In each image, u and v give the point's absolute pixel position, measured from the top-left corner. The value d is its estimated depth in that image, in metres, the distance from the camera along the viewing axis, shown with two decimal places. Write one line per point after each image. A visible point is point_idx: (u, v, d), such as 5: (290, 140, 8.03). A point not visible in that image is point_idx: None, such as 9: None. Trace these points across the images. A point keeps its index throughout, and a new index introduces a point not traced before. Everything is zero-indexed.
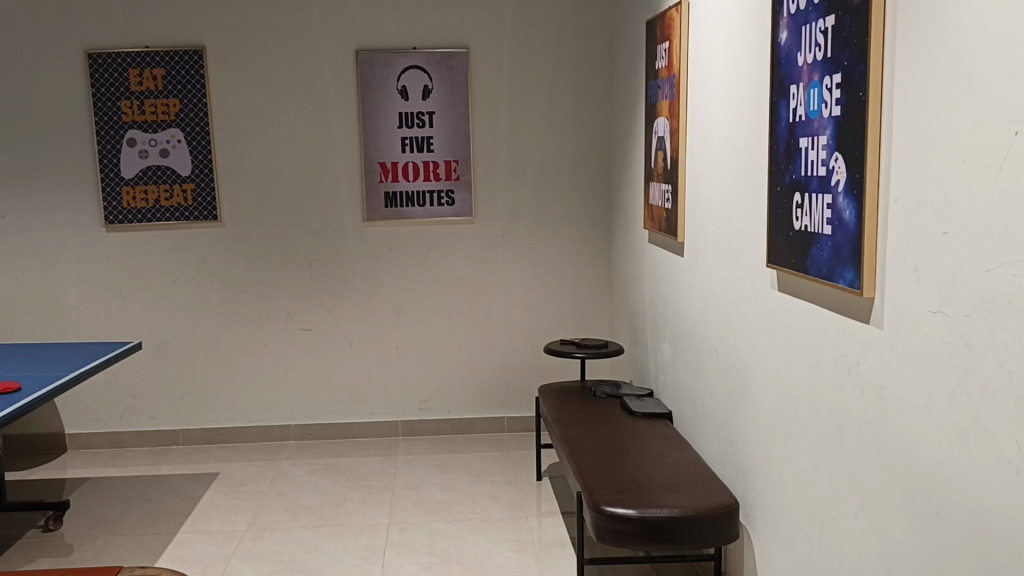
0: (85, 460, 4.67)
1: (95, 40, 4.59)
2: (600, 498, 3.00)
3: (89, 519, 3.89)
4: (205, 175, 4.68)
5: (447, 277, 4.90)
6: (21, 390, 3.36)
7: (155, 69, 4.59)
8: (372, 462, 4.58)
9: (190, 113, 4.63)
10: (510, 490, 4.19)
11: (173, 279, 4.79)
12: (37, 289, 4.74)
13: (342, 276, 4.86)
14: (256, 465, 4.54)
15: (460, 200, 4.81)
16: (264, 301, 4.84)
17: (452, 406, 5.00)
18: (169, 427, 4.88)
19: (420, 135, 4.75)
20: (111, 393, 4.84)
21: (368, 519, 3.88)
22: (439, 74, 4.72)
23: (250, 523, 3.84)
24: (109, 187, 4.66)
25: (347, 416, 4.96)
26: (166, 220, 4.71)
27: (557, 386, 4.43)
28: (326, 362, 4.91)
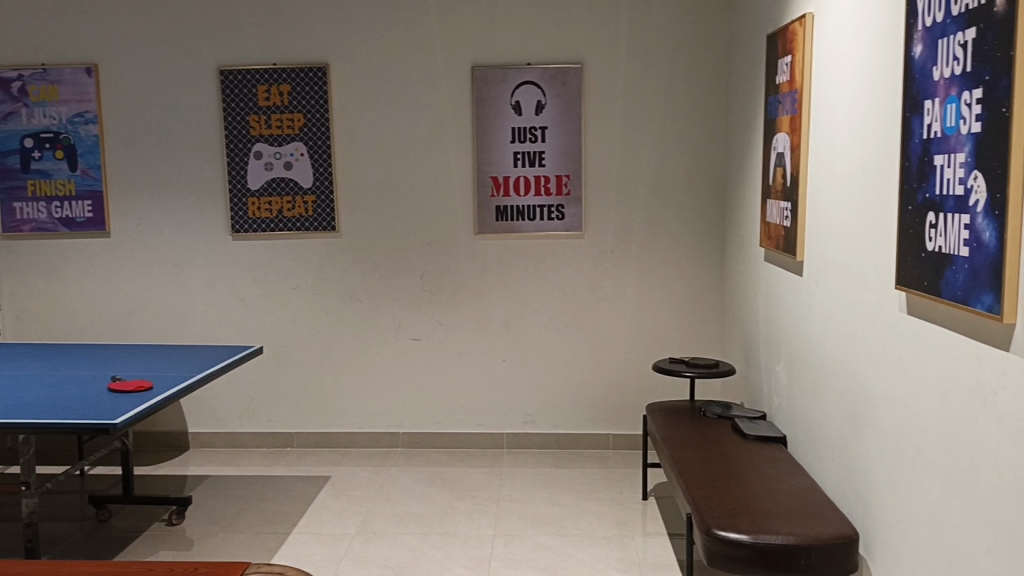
0: (206, 458, 4.88)
1: (227, 57, 4.82)
2: (712, 521, 2.94)
3: (209, 515, 4.06)
4: (325, 186, 4.84)
5: (555, 291, 4.91)
6: (153, 389, 3.54)
7: (281, 85, 4.78)
8: (478, 473, 4.61)
9: (313, 127, 4.80)
10: (616, 508, 4.14)
11: (292, 287, 4.96)
12: (168, 293, 4.99)
13: (452, 288, 4.93)
14: (365, 471, 4.64)
15: (571, 214, 4.81)
16: (377, 311, 4.96)
17: (557, 421, 4.98)
18: (284, 430, 5.04)
19: (533, 150, 4.78)
20: (231, 395, 5.04)
21: (474, 529, 3.91)
22: (553, 89, 4.74)
23: (360, 527, 3.93)
24: (236, 198, 4.87)
25: (454, 426, 5.02)
26: (287, 230, 4.89)
27: (666, 405, 4.36)
28: (435, 372, 4.99)
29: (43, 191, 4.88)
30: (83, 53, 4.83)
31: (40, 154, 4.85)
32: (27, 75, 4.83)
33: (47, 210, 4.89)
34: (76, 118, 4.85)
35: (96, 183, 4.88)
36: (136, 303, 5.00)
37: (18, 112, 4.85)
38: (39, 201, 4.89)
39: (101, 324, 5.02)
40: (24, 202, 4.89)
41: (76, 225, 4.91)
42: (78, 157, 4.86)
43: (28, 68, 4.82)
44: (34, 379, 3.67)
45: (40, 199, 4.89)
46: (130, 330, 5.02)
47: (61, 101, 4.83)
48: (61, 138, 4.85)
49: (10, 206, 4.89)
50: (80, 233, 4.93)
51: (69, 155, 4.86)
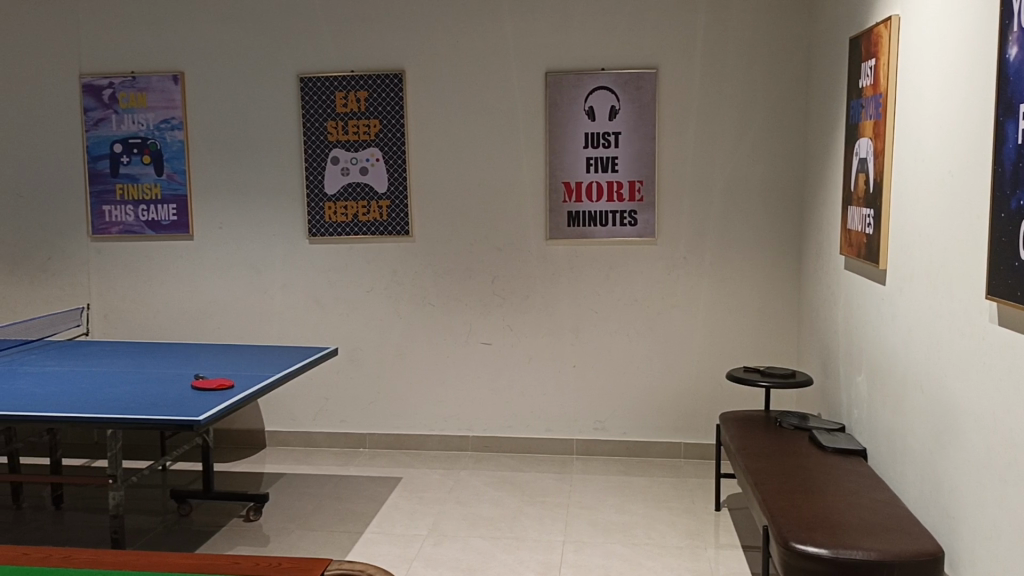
0: (281, 456, 4.98)
1: (306, 64, 4.92)
2: (790, 535, 2.87)
3: (284, 512, 4.15)
4: (399, 191, 4.91)
5: (627, 298, 4.87)
6: (234, 387, 3.63)
7: (358, 92, 4.87)
8: (548, 478, 4.60)
9: (389, 132, 4.88)
10: (688, 519, 4.09)
11: (366, 290, 5.04)
12: (246, 295, 5.11)
13: (524, 293, 4.94)
14: (436, 473, 4.68)
15: (643, 220, 4.78)
16: (449, 314, 5.00)
17: (628, 429, 4.94)
18: (356, 431, 5.12)
19: (606, 155, 4.76)
20: (306, 395, 5.14)
21: (544, 535, 3.90)
22: (627, 94, 4.72)
23: (431, 529, 3.96)
24: (313, 202, 4.97)
25: (524, 431, 5.02)
26: (362, 234, 4.97)
27: (740, 415, 4.29)
28: (505, 377, 5.00)
29: (131, 195, 5.07)
30: (170, 62, 5.00)
31: (129, 159, 5.04)
32: (117, 83, 5.01)
33: (134, 213, 5.08)
34: (162, 124, 5.01)
35: (180, 187, 5.04)
36: (216, 304, 5.14)
37: (108, 118, 5.04)
38: (127, 204, 5.07)
39: (183, 324, 5.17)
40: (113, 205, 5.08)
41: (161, 228, 5.08)
42: (163, 162, 5.03)
43: (118, 77, 5.00)
44: (122, 376, 3.80)
45: (128, 202, 5.08)
46: (210, 330, 5.16)
47: (148, 108, 5.01)
48: (148, 144, 5.03)
49: (100, 208, 5.09)
50: (165, 235, 5.09)
51: (155, 160, 5.03)
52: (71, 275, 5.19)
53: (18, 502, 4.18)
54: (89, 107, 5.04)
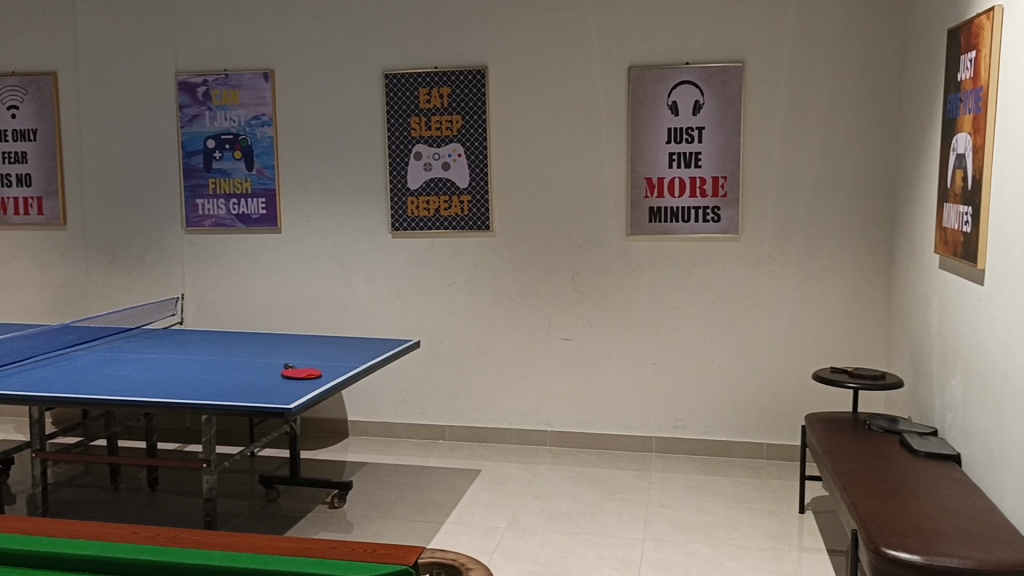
0: (363, 446, 5.09)
1: (392, 61, 5.00)
2: (880, 539, 2.80)
3: (367, 501, 4.23)
4: (480, 187, 4.95)
5: (709, 295, 4.82)
6: (322, 377, 3.72)
7: (442, 88, 4.93)
8: (626, 475, 4.58)
9: (471, 128, 4.92)
10: (770, 520, 4.02)
11: (447, 284, 5.09)
12: (331, 287, 5.23)
13: (604, 289, 4.92)
14: (515, 467, 4.71)
15: (726, 217, 4.71)
16: (529, 309, 5.02)
17: (708, 428, 4.89)
18: (436, 423, 5.19)
19: (689, 151, 4.71)
20: (388, 387, 5.24)
21: (623, 532, 3.89)
22: (711, 89, 4.66)
23: (510, 521, 3.99)
24: (397, 197, 5.05)
25: (602, 427, 5.01)
26: (444, 229, 5.03)
27: (826, 416, 4.19)
28: (584, 373, 5.00)
29: (223, 189, 5.23)
30: (261, 60, 5.14)
31: (221, 154, 5.21)
32: (211, 81, 5.18)
33: (225, 207, 5.25)
34: (253, 121, 5.16)
35: (269, 182, 5.19)
36: (302, 296, 5.27)
37: (202, 115, 5.21)
38: (219, 198, 5.24)
39: (270, 314, 5.32)
40: (206, 199, 5.26)
41: (251, 221, 5.23)
42: (254, 157, 5.18)
43: (212, 74, 5.17)
44: (215, 364, 3.94)
45: (220, 197, 5.24)
46: (296, 321, 5.29)
47: (240, 104, 5.16)
48: (240, 140, 5.18)
49: (193, 202, 5.27)
50: (254, 228, 5.25)
51: (246, 155, 5.19)
52: (166, 266, 5.39)
53: (116, 483, 4.37)
54: (184, 104, 5.22)
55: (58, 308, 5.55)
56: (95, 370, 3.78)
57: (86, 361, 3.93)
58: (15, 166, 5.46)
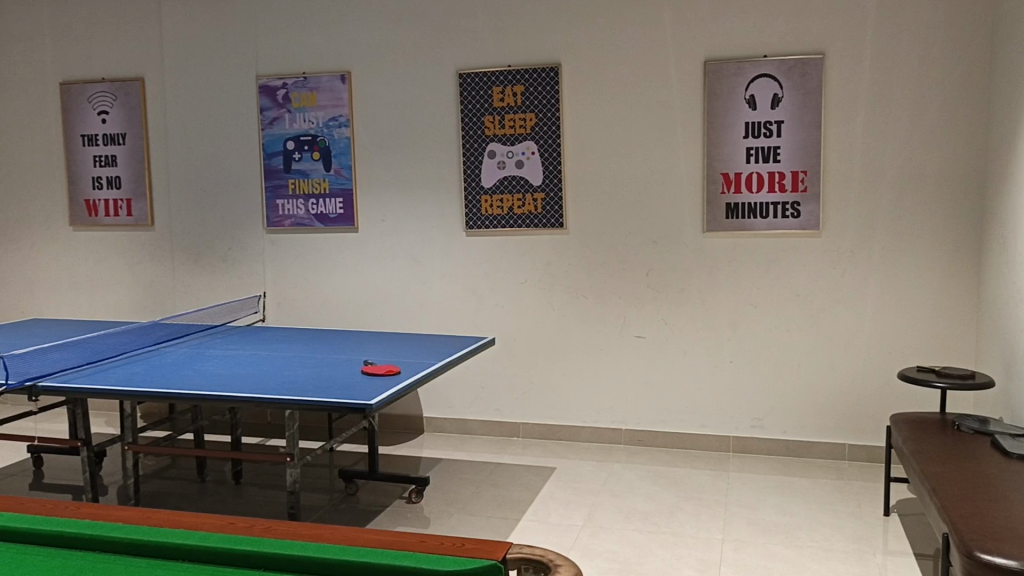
0: (439, 442, 5.14)
1: (466, 60, 5.04)
2: (972, 543, 2.70)
3: (444, 496, 4.27)
4: (554, 184, 4.95)
5: (788, 292, 4.72)
6: (401, 373, 3.77)
7: (515, 86, 4.95)
8: (704, 475, 4.53)
9: (545, 126, 4.93)
10: (854, 522, 3.92)
11: (520, 281, 5.11)
12: (407, 285, 5.29)
13: (679, 286, 4.87)
14: (590, 465, 4.70)
15: (806, 212, 4.61)
16: (603, 307, 5.00)
17: (788, 427, 4.79)
18: (510, 420, 5.21)
19: (767, 145, 4.63)
20: (463, 384, 5.28)
21: (702, 532, 3.84)
22: (790, 81, 4.57)
23: (586, 519, 3.98)
24: (471, 196, 5.09)
25: (678, 426, 4.95)
26: (517, 227, 5.04)
27: (912, 417, 4.07)
28: (660, 371, 4.95)
29: (302, 190, 5.35)
30: (338, 62, 5.23)
31: (300, 155, 5.32)
32: (290, 84, 5.30)
33: (304, 207, 5.36)
34: (331, 122, 5.26)
35: (347, 182, 5.28)
36: (379, 294, 5.34)
37: (282, 117, 5.33)
38: (298, 198, 5.36)
39: (347, 312, 5.41)
40: (285, 199, 5.38)
41: (329, 221, 5.34)
42: (332, 157, 5.28)
43: (291, 77, 5.28)
44: (298, 360, 4.02)
45: (299, 197, 5.36)
46: (373, 319, 5.37)
47: (318, 106, 5.26)
48: (318, 141, 5.29)
49: (274, 202, 5.40)
50: (332, 228, 5.35)
51: (324, 156, 5.29)
52: (248, 265, 5.53)
53: (202, 475, 4.50)
54: (265, 107, 5.35)
55: (146, 306, 5.75)
56: (184, 366, 3.90)
57: (175, 357, 4.06)
58: (106, 169, 5.68)
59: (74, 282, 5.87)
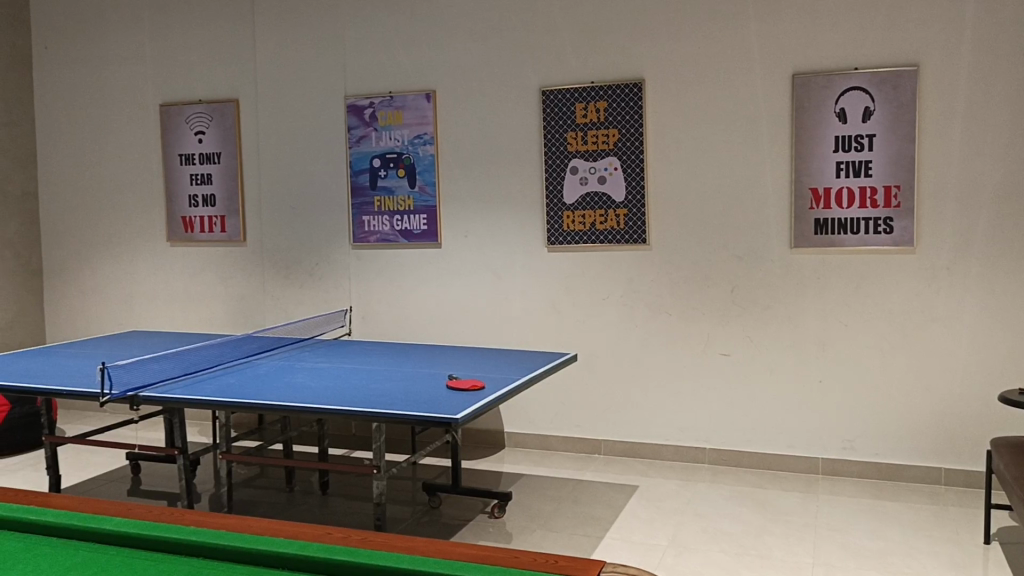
0: (520, 457, 5.14)
1: (549, 77, 5.07)
2: None
3: (526, 512, 4.27)
4: (637, 200, 4.93)
5: (880, 310, 4.59)
6: (485, 389, 3.79)
7: (599, 102, 4.96)
8: (791, 497, 4.42)
9: (628, 141, 4.92)
10: (952, 549, 3.77)
11: (602, 297, 5.09)
12: (488, 301, 5.32)
13: (765, 303, 4.78)
14: (673, 483, 4.64)
15: (899, 228, 4.48)
16: (686, 323, 4.94)
17: (880, 449, 4.64)
18: (592, 436, 5.18)
19: (859, 159, 4.52)
20: (543, 400, 5.27)
21: (790, 555, 3.74)
22: (882, 94, 4.46)
23: (671, 539, 3.92)
24: (553, 212, 5.10)
25: (764, 446, 4.85)
26: (599, 243, 5.03)
27: (1014, 441, 3.90)
28: (744, 389, 4.86)
29: (387, 206, 5.45)
30: (424, 81, 5.32)
31: (386, 172, 5.43)
32: (377, 103, 5.42)
33: (389, 223, 5.46)
34: (415, 140, 5.35)
35: (431, 199, 5.36)
36: (461, 309, 5.39)
37: (369, 135, 5.45)
38: (383, 215, 5.47)
39: (430, 327, 5.47)
40: (371, 216, 5.49)
41: (413, 237, 5.42)
42: (416, 175, 5.37)
43: (378, 96, 5.40)
44: (384, 374, 4.09)
45: (384, 213, 5.47)
46: (455, 334, 5.42)
47: (404, 125, 5.37)
48: (403, 158, 5.39)
49: (360, 219, 5.52)
50: (416, 243, 5.43)
51: (409, 173, 5.39)
52: (334, 280, 5.65)
53: (291, 485, 4.61)
54: (352, 126, 5.48)
55: (237, 319, 5.93)
56: (276, 378, 4.00)
57: (266, 369, 4.17)
58: (202, 187, 5.90)
59: (169, 296, 6.09)
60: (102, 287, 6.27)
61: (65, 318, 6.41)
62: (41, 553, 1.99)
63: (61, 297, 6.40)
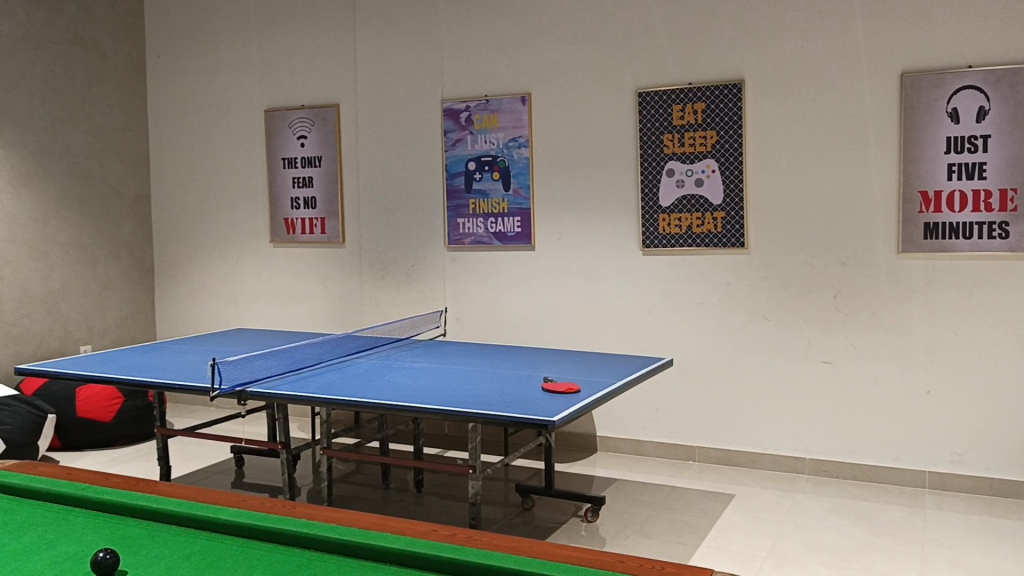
0: (613, 462, 5.11)
1: (646, 79, 5.02)
2: None
3: (621, 517, 4.24)
4: (736, 202, 4.83)
5: (994, 318, 4.39)
6: (581, 392, 3.77)
7: (696, 104, 4.89)
8: (897, 510, 4.26)
9: (726, 143, 4.83)
10: None
11: (698, 302, 5.01)
12: (582, 304, 5.31)
13: (870, 310, 4.63)
14: (772, 493, 4.53)
15: (1016, 233, 4.27)
16: (787, 330, 4.82)
17: (992, 464, 4.43)
18: (686, 443, 5.10)
19: (972, 161, 4.33)
20: (637, 404, 5.22)
21: (895, 570, 3.61)
22: (998, 92, 4.26)
23: (770, 550, 3.83)
24: (649, 215, 5.05)
25: (867, 458, 4.68)
26: (696, 246, 4.96)
27: None
28: (847, 398, 4.71)
29: (482, 209, 5.50)
30: (520, 84, 5.35)
31: (481, 175, 5.48)
32: (473, 106, 5.47)
33: (484, 225, 5.51)
34: (510, 143, 5.38)
35: (525, 202, 5.38)
36: (554, 312, 5.39)
37: (464, 138, 5.51)
38: (478, 217, 5.51)
39: (524, 329, 5.48)
40: (466, 218, 5.55)
41: (507, 239, 5.45)
42: (511, 177, 5.40)
43: (474, 100, 5.46)
44: (479, 375, 4.12)
45: (479, 216, 5.51)
46: (548, 336, 5.42)
47: (499, 128, 5.40)
48: (498, 161, 5.43)
49: (455, 221, 5.58)
50: (510, 246, 5.46)
51: (504, 176, 5.42)
52: (429, 281, 5.73)
53: (386, 482, 4.69)
54: (448, 129, 5.55)
55: (335, 319, 6.07)
56: (375, 377, 4.08)
57: (365, 368, 4.26)
58: (304, 190, 6.07)
59: (271, 296, 6.29)
60: (209, 286, 6.52)
61: (174, 316, 6.69)
62: (160, 539, 2.06)
63: (171, 295, 6.68)
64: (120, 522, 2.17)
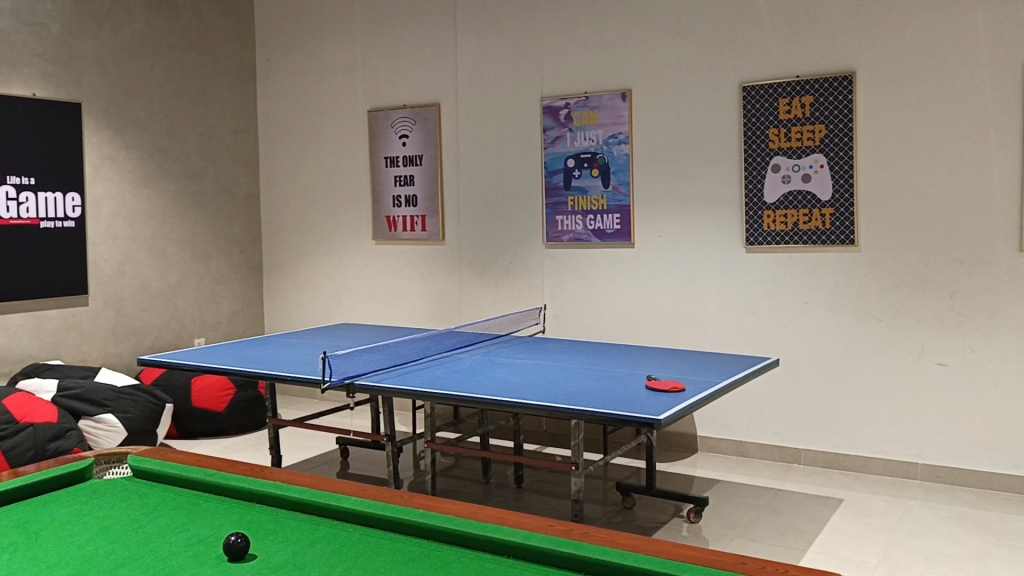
0: (714, 462, 5.04)
1: (751, 73, 4.92)
2: None
3: (725, 519, 4.17)
4: (846, 198, 4.68)
5: None
6: (686, 391, 3.73)
7: (804, 97, 4.76)
8: (1018, 520, 4.06)
9: (835, 137, 4.69)
10: None
11: (804, 301, 4.89)
12: (683, 302, 5.24)
13: (989, 311, 4.42)
14: (883, 499, 4.38)
15: None
16: (898, 331, 4.65)
17: None
18: (791, 445, 4.98)
19: None
20: (739, 404, 5.13)
21: None
22: None
23: (882, 558, 3.70)
24: (753, 211, 4.95)
25: (985, 464, 4.47)
26: (802, 244, 4.83)
27: None
28: (964, 402, 4.51)
29: (581, 206, 5.49)
30: (621, 81, 5.32)
31: (580, 172, 5.46)
32: (573, 104, 5.46)
33: (583, 223, 5.49)
34: (610, 140, 5.35)
35: (624, 199, 5.34)
36: (653, 310, 5.34)
37: (564, 135, 5.50)
38: (577, 214, 5.50)
39: (623, 327, 5.45)
40: (565, 215, 5.55)
41: (606, 236, 5.42)
42: (610, 174, 5.37)
43: (574, 98, 5.45)
44: (582, 372, 4.12)
45: (578, 213, 5.50)
46: (649, 335, 5.37)
47: (599, 125, 5.38)
48: (598, 158, 5.40)
49: (555, 218, 5.59)
50: (609, 243, 5.43)
51: (603, 173, 5.39)
52: (527, 279, 5.75)
53: (487, 477, 4.74)
54: (548, 127, 5.55)
55: (436, 315, 6.16)
56: (478, 373, 4.12)
57: (468, 364, 4.31)
58: (405, 188, 6.18)
59: (373, 292, 6.43)
60: (314, 282, 6.70)
61: (280, 310, 6.90)
62: (285, 524, 2.14)
63: (278, 290, 6.90)
64: (247, 507, 2.25)
